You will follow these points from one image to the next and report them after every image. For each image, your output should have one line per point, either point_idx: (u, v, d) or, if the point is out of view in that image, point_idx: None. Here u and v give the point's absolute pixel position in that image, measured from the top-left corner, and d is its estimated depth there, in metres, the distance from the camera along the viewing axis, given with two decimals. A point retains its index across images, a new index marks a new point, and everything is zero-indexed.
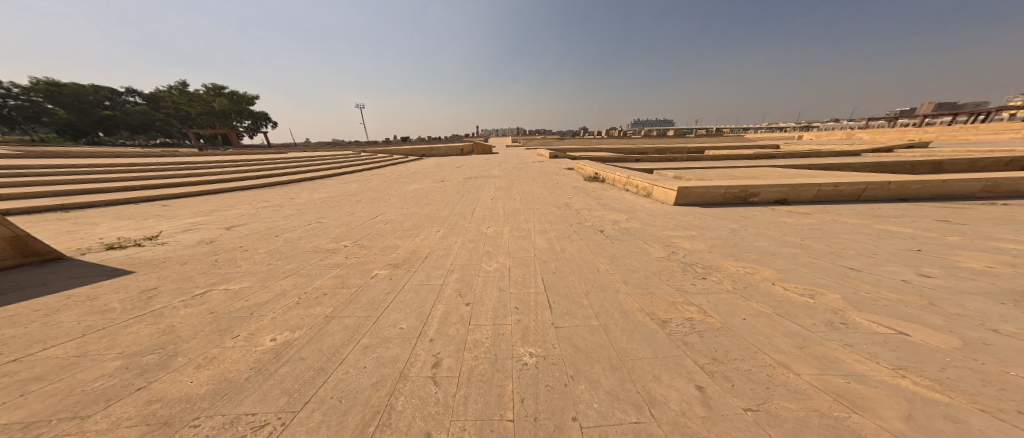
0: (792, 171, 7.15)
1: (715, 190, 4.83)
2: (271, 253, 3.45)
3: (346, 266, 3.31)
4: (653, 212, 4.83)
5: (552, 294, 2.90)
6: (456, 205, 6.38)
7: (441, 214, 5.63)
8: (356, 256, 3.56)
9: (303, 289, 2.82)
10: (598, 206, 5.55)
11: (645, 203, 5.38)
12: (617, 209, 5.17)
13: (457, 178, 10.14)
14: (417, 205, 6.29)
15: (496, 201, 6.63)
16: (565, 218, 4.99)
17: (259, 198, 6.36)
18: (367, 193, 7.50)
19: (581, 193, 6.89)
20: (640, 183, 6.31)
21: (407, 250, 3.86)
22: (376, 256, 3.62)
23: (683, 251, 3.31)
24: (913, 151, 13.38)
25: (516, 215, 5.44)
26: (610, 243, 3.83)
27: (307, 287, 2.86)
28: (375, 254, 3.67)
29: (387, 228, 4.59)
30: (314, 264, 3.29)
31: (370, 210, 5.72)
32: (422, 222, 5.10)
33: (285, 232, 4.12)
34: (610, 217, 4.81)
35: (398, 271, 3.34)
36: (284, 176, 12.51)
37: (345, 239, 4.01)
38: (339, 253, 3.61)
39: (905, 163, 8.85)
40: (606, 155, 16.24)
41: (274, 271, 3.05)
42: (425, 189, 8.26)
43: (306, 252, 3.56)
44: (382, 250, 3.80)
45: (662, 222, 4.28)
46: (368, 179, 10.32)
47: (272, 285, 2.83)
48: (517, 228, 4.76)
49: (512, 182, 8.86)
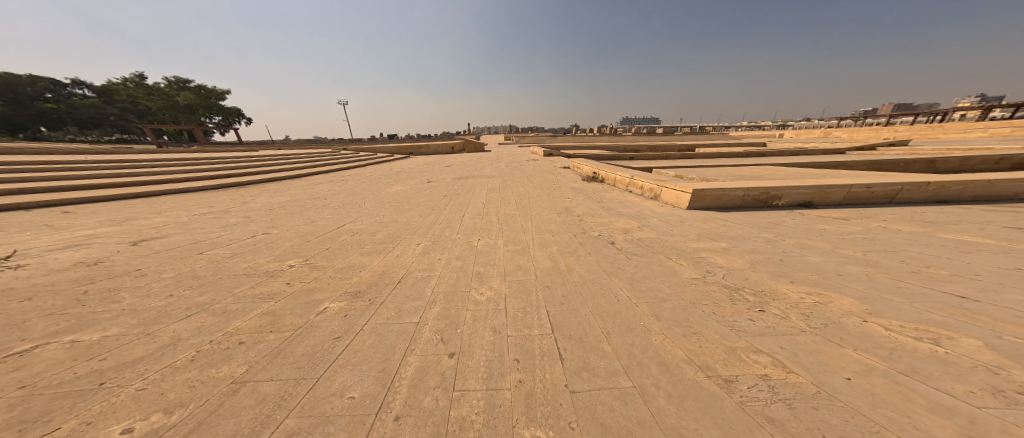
0: (799, 170, 6.78)
1: (733, 193, 4.30)
2: (181, 279, 2.56)
3: (284, 298, 2.48)
4: (667, 218, 4.23)
5: (561, 336, 2.22)
6: (440, 210, 5.57)
7: (421, 223, 4.81)
8: (304, 282, 2.73)
9: (209, 336, 1.99)
10: (603, 210, 4.91)
11: (655, 207, 4.79)
12: (624, 215, 4.55)
13: (443, 179, 9.26)
14: (395, 211, 5.46)
15: (487, 206, 5.89)
16: (567, 227, 4.32)
17: (201, 201, 5.32)
18: (337, 196, 6.53)
19: (581, 195, 6.25)
20: (645, 184, 5.74)
21: (373, 272, 3.06)
22: (331, 281, 2.81)
23: (719, 270, 2.70)
24: (897, 149, 13.53)
25: (510, 224, 4.74)
26: (625, 259, 3.18)
27: (217, 333, 2.02)
28: (329, 279, 2.86)
29: (352, 241, 3.75)
30: (240, 296, 2.44)
31: (335, 217, 4.83)
32: (398, 233, 4.29)
33: (215, 247, 3.21)
34: (619, 225, 4.17)
35: (355, 303, 2.55)
36: (247, 176, 11.19)
37: (295, 257, 3.16)
38: (278, 277, 2.76)
39: (901, 161, 8.72)
40: (598, 153, 15.73)
41: (174, 309, 2.19)
42: (406, 191, 7.36)
43: (231, 277, 2.68)
44: (337, 272, 2.98)
45: (680, 231, 3.66)
46: (342, 179, 9.26)
47: (159, 332, 1.97)
48: (512, 240, 4.05)
49: (503, 183, 8.08)
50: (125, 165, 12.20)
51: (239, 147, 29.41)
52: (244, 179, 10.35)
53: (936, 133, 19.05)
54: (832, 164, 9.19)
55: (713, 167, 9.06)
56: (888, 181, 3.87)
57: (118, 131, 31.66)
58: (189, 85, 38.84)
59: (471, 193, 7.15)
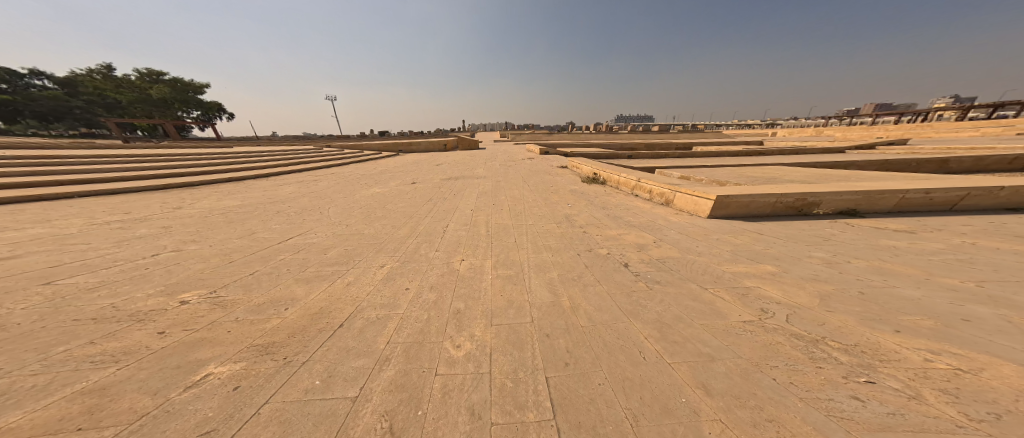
0: (820, 172, 6.18)
1: (762, 200, 3.64)
2: None
3: (140, 361, 1.70)
4: (686, 231, 3.56)
5: (566, 425, 1.48)
6: (418, 218, 4.79)
7: (392, 235, 4.03)
8: (189, 331, 1.97)
9: None
10: (609, 223, 4.24)
11: (668, 217, 4.14)
12: (635, 228, 3.88)
13: (428, 179, 8.43)
14: (365, 217, 4.66)
15: (474, 213, 5.16)
16: (568, 245, 3.66)
17: (126, 205, 4.46)
18: (302, 200, 5.68)
19: (581, 201, 5.55)
20: (653, 187, 5.08)
21: (299, 311, 2.34)
22: (229, 328, 2.04)
23: (779, 310, 1.99)
24: (897, 147, 13.28)
25: (500, 237, 4.02)
26: (645, 290, 2.57)
27: None
28: (234, 326, 2.09)
29: (284, 263, 2.99)
30: (65, 358, 1.67)
31: (286, 227, 3.99)
32: (359, 248, 3.50)
33: (73, 275, 2.40)
34: (630, 242, 3.51)
35: (255, 365, 1.80)
36: (211, 173, 10.13)
37: (190, 290, 2.38)
38: (151, 325, 1.98)
39: (914, 161, 8.26)
40: (595, 151, 15.09)
41: None
42: (384, 193, 6.54)
43: (64, 326, 1.88)
44: (245, 313, 2.23)
45: (708, 250, 2.97)
46: (315, 180, 8.35)
47: None
48: (502, 262, 3.34)
49: (495, 185, 7.32)
50: (74, 161, 10.99)
51: (216, 142, 27.82)
52: (206, 177, 9.34)
53: (928, 132, 19.05)
54: (843, 163, 8.68)
55: (720, 167, 8.46)
56: (951, 185, 3.23)
57: (84, 125, 29.61)
58: (163, 76, 36.66)
59: (458, 196, 6.38)
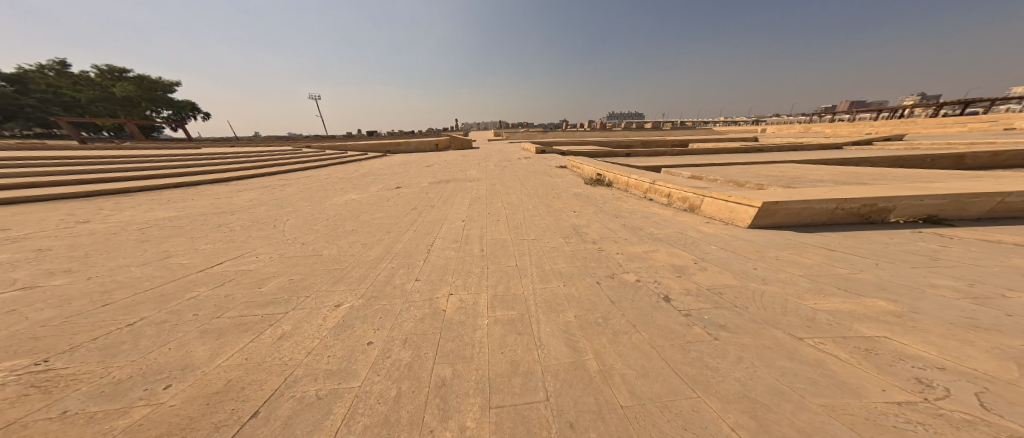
0: (845, 171, 5.68)
1: (818, 206, 2.95)
2: None
3: None
4: (730, 249, 2.87)
5: None
6: (396, 232, 3.97)
7: (360, 256, 3.21)
8: None
9: None
10: (628, 238, 3.52)
11: (700, 228, 3.47)
12: (663, 246, 3.18)
13: (414, 182, 7.56)
14: (332, 231, 3.82)
15: (466, 223, 4.40)
16: (583, 271, 2.94)
17: (12, 221, 3.48)
18: (257, 207, 4.75)
19: (589, 208, 4.82)
20: (674, 190, 4.41)
21: (188, 389, 1.56)
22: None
23: (953, 385, 1.29)
24: (895, 143, 13.12)
25: (499, 258, 3.29)
26: (709, 342, 1.88)
27: None
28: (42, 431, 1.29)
29: (189, 304, 2.19)
30: None
31: (219, 246, 3.11)
32: (311, 279, 2.70)
33: None
34: (661, 267, 2.81)
35: None
36: (165, 175, 8.95)
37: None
38: None
39: (926, 158, 7.96)
40: (592, 150, 14.47)
41: None
42: (360, 200, 5.65)
43: None
44: (86, 400, 1.44)
45: (772, 279, 2.28)
46: (283, 183, 7.36)
47: None
48: (500, 299, 2.60)
49: (488, 189, 6.52)
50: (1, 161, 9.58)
51: (188, 143, 25.94)
52: (157, 180, 8.20)
53: (916, 127, 19.22)
54: (855, 161, 8.29)
55: (730, 166, 7.88)
56: None
57: (35, 124, 27.19)
58: (128, 73, 34.14)
59: (446, 202, 5.58)
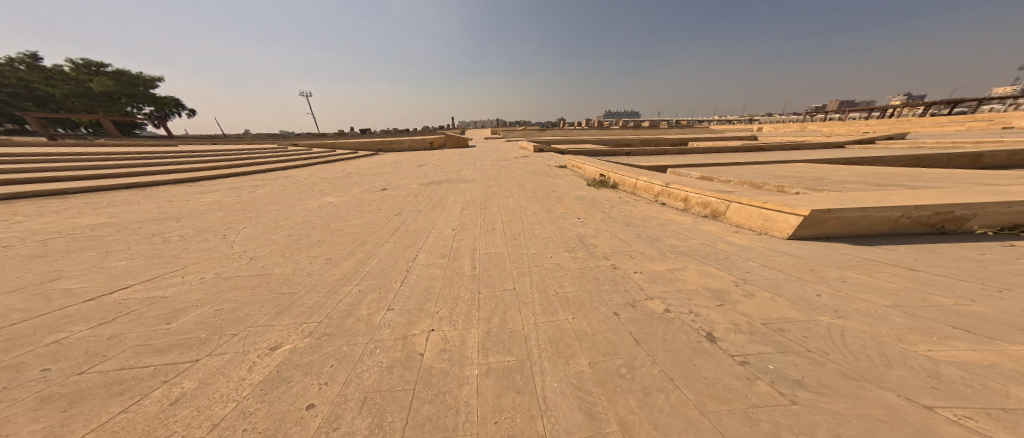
0: (870, 171, 5.27)
1: (879, 214, 2.45)
2: None
3: None
4: (774, 268, 2.37)
5: None
6: (372, 243, 3.40)
7: (318, 277, 2.63)
8: None
9: None
10: (646, 252, 3.01)
11: (731, 240, 2.96)
12: (690, 264, 2.68)
13: (401, 183, 6.95)
14: (297, 242, 3.23)
15: (457, 233, 3.85)
16: (597, 298, 2.43)
17: None
18: (211, 210, 4.10)
19: (595, 215, 4.30)
20: (692, 194, 3.91)
21: None
22: None
23: None
24: (900, 142, 12.86)
25: (494, 280, 2.76)
26: (784, 409, 1.35)
27: None
28: None
29: (45, 354, 1.59)
30: None
31: (137, 263, 2.49)
32: (245, 309, 2.11)
33: None
34: (692, 295, 2.31)
35: None
36: (122, 172, 8.09)
37: None
38: None
39: (943, 157, 7.62)
40: (592, 149, 13.95)
41: None
42: (338, 203, 5.04)
43: None
44: None
45: (849, 313, 1.79)
46: (256, 183, 6.67)
47: None
48: (495, 339, 2.08)
49: (482, 191, 5.96)
50: None
51: (168, 140, 24.68)
52: (112, 177, 7.39)
53: (915, 126, 19.10)
54: (869, 160, 7.92)
55: (741, 166, 7.43)
56: None
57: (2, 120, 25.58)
58: (107, 67, 32.62)
59: (435, 206, 5.01)
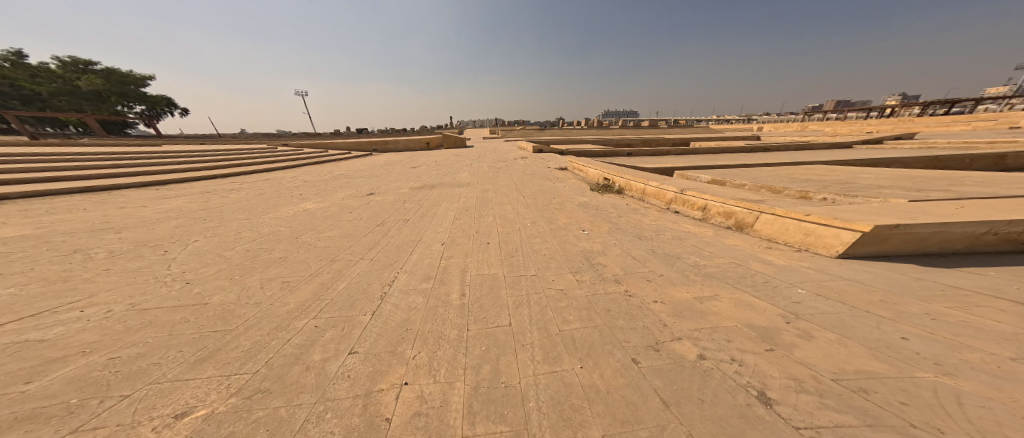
0: (900, 173, 4.84)
1: (953, 230, 2.02)
2: None
3: None
4: (831, 299, 1.91)
5: None
6: (344, 262, 2.94)
7: (265, 308, 2.16)
8: None
9: None
10: (664, 276, 2.58)
11: (766, 258, 2.52)
12: (721, 292, 2.23)
13: (390, 188, 6.46)
14: (255, 260, 2.75)
15: (446, 248, 3.41)
16: (609, 341, 2.00)
17: None
18: (165, 219, 3.61)
19: (601, 227, 3.86)
20: (712, 204, 3.48)
21: None
22: None
23: None
24: (909, 142, 12.45)
25: (486, 314, 2.34)
26: None
27: None
28: None
29: None
30: None
31: (31, 292, 2.00)
32: (152, 359, 1.64)
33: None
34: (730, 334, 1.84)
35: None
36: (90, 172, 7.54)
37: None
38: None
39: (965, 159, 7.21)
40: (593, 149, 13.51)
41: None
42: (315, 210, 4.56)
43: None
44: None
45: (958, 368, 1.32)
46: (233, 186, 6.18)
47: None
48: (482, 399, 1.62)
49: (477, 197, 5.49)
50: None
51: (157, 140, 23.95)
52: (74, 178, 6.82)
53: (921, 125, 18.74)
54: (887, 161, 7.49)
55: (753, 168, 6.99)
56: None
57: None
58: (95, 66, 31.87)
59: (425, 214, 4.55)
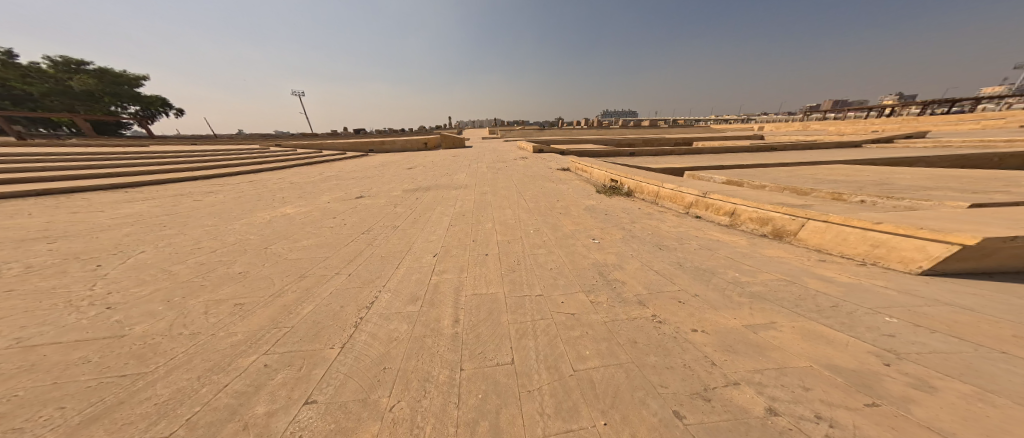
0: (938, 173, 4.45)
1: None
2: None
3: None
4: (939, 332, 1.49)
5: None
6: (317, 279, 2.51)
7: (199, 342, 1.73)
8: None
9: None
10: (702, 299, 2.18)
11: (825, 275, 2.11)
12: (780, 320, 1.82)
13: (381, 190, 6.01)
14: (211, 278, 2.33)
15: (441, 261, 2.99)
16: (644, 384, 1.58)
17: None
18: (117, 226, 3.16)
19: (614, 235, 3.46)
20: (743, 208, 3.09)
21: None
22: None
23: None
24: (920, 141, 12.06)
25: (487, 347, 1.94)
26: None
27: None
28: None
29: None
30: None
31: None
32: (14, 423, 1.24)
33: None
34: (807, 381, 1.42)
35: None
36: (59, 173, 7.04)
37: None
38: None
39: (993, 157, 6.80)
40: (596, 149, 13.09)
41: None
42: (296, 215, 4.11)
43: None
44: None
45: None
46: (210, 189, 5.72)
47: None
48: None
49: (475, 200, 5.05)
50: None
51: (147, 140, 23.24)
52: (34, 178, 6.26)
53: (929, 124, 18.33)
54: (910, 160, 7.09)
55: (768, 168, 6.58)
56: None
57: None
58: (86, 65, 31.27)
59: (418, 220, 4.13)
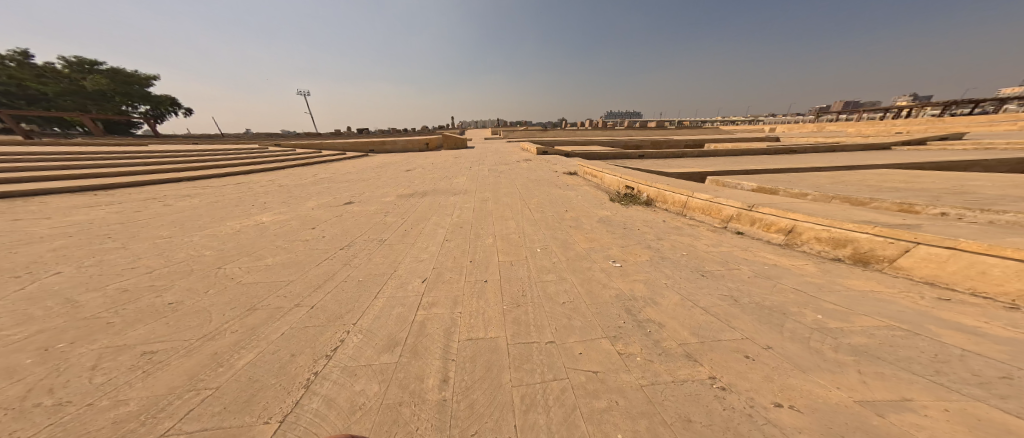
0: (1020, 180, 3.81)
1: None
2: None
3: None
4: None
5: None
6: (269, 315, 1.98)
7: (59, 420, 1.19)
8: None
9: None
10: (779, 356, 1.62)
11: (964, 328, 1.52)
12: (918, 397, 1.25)
13: (373, 195, 5.50)
14: (128, 313, 1.81)
15: (431, 290, 2.47)
16: None
17: None
18: (51, 237, 2.68)
19: (639, 256, 2.89)
20: (806, 227, 2.56)
21: None
22: None
23: None
24: (954, 143, 11.24)
25: (484, 424, 1.39)
26: None
27: None
28: None
29: None
30: None
31: None
32: None
33: None
34: None
35: None
36: (34, 172, 6.61)
37: None
38: None
39: None
40: (604, 150, 12.46)
41: None
42: (271, 224, 3.61)
43: None
44: None
45: None
46: (188, 191, 5.25)
47: None
48: None
49: (475, 208, 4.51)
50: None
51: (151, 140, 23.11)
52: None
53: (960, 124, 17.29)
54: (961, 165, 6.38)
55: (800, 174, 5.95)
56: None
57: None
58: (94, 65, 31.52)
59: (409, 232, 3.61)
